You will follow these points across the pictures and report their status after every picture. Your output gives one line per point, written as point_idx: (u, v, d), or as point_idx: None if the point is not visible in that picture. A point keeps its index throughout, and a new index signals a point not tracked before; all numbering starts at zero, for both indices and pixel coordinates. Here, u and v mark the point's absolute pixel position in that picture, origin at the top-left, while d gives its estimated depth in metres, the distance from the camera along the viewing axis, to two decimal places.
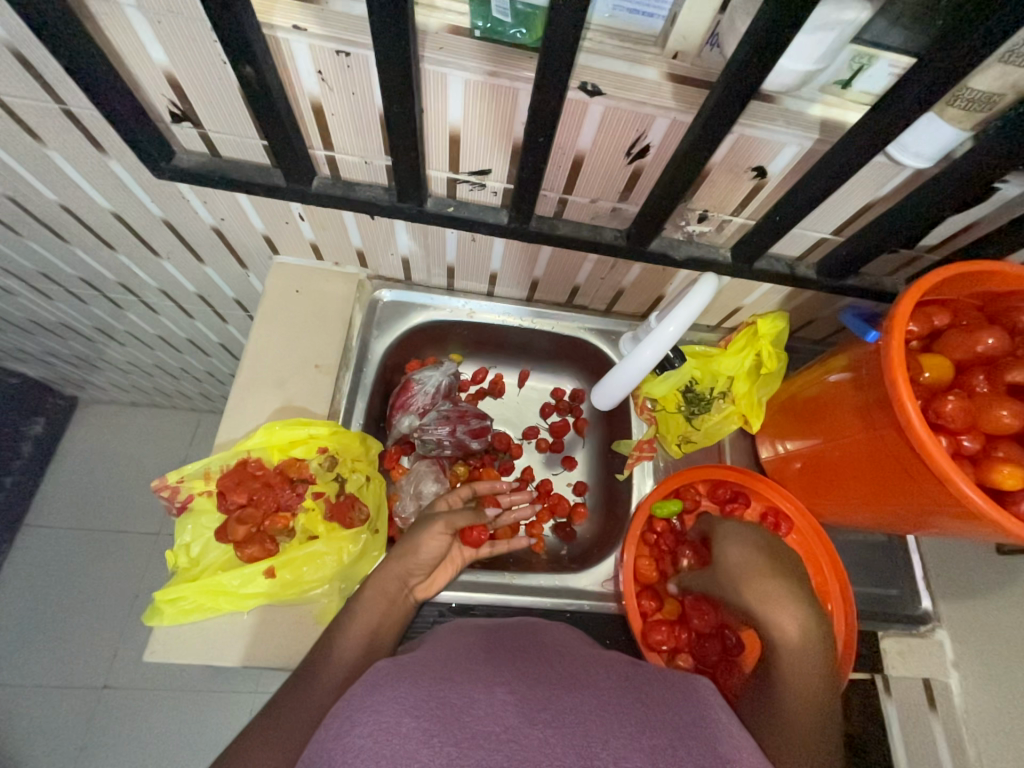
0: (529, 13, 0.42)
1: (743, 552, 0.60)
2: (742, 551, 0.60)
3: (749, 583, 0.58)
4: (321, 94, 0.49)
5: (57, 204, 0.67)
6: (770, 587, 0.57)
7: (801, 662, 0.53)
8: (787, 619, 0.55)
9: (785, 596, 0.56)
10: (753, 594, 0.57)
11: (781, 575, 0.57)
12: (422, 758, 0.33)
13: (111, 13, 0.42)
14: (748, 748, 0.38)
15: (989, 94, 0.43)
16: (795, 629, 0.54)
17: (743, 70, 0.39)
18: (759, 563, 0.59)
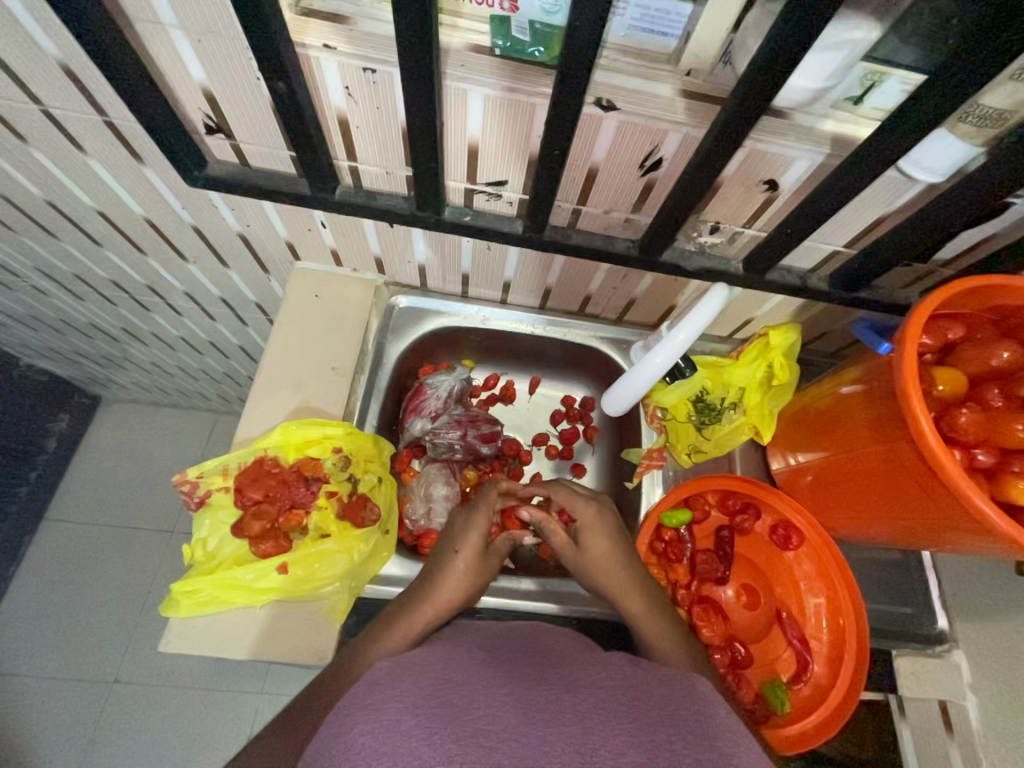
0: (548, 33, 0.44)
1: (603, 539, 0.61)
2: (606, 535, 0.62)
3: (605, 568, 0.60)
4: (347, 108, 0.51)
5: (94, 210, 0.71)
6: (620, 573, 0.60)
7: (664, 643, 0.56)
8: (640, 602, 0.59)
9: (634, 581, 0.60)
10: (613, 581, 0.60)
11: (631, 563, 0.61)
12: (420, 755, 0.33)
13: (155, 33, 0.45)
14: (733, 736, 0.38)
15: (1001, 111, 0.44)
16: (649, 614, 0.59)
17: (754, 87, 0.40)
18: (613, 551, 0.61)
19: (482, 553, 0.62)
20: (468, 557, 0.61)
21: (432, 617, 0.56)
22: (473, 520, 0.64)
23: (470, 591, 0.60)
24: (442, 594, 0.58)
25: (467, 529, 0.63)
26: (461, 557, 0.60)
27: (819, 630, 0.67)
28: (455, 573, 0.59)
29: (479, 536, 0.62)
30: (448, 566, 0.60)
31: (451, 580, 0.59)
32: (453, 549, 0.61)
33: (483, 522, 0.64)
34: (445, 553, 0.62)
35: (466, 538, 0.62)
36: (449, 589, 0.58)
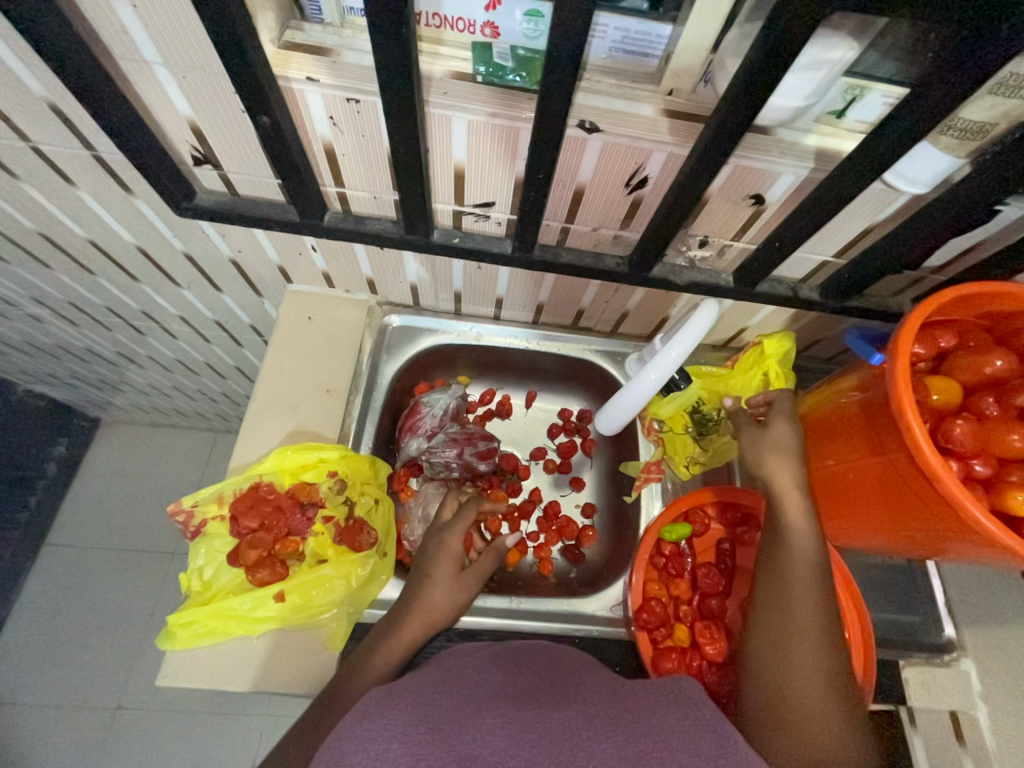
0: (529, 58, 0.45)
1: (791, 474, 0.58)
2: (790, 465, 0.59)
3: (788, 498, 0.57)
4: (333, 137, 0.51)
5: (86, 240, 0.71)
6: (799, 510, 0.56)
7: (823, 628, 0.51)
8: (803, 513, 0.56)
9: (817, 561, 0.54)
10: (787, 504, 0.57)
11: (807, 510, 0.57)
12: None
13: (140, 71, 0.46)
14: (715, 733, 0.37)
15: (982, 124, 0.43)
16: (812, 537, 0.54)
17: (733, 108, 0.41)
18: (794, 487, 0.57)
19: (454, 573, 0.62)
20: (440, 580, 0.60)
21: (415, 634, 0.57)
22: (441, 543, 0.63)
23: (455, 608, 0.60)
24: (422, 614, 0.58)
25: (438, 551, 0.63)
26: (435, 576, 0.61)
27: None
28: (432, 591, 0.60)
29: (447, 561, 0.62)
30: (423, 587, 0.60)
31: (427, 602, 0.59)
32: (425, 573, 0.61)
33: (452, 542, 0.63)
34: (422, 571, 0.62)
35: (436, 562, 0.62)
36: (429, 606, 0.59)
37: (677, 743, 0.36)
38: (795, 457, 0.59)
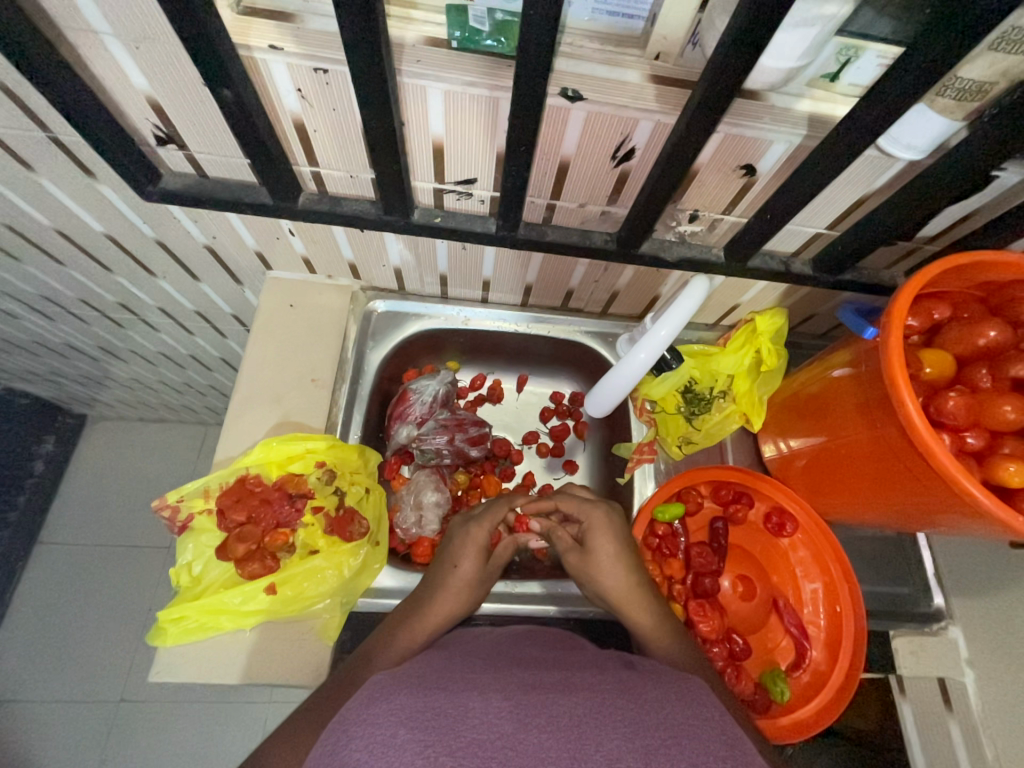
0: (508, 22, 0.42)
1: (609, 554, 0.58)
2: (615, 541, 0.59)
3: (613, 580, 0.57)
4: (303, 112, 0.49)
5: (52, 229, 0.68)
6: (630, 586, 0.57)
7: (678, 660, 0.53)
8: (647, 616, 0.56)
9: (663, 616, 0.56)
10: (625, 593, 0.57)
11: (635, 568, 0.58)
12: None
13: (89, 42, 0.43)
14: (725, 735, 0.38)
15: (981, 83, 0.42)
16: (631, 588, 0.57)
17: (722, 70, 0.38)
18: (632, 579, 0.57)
19: (482, 566, 0.61)
20: (471, 571, 0.59)
21: (438, 623, 0.57)
22: (473, 532, 0.62)
23: (472, 602, 0.60)
24: (447, 604, 0.57)
25: (468, 541, 0.61)
26: (463, 567, 0.59)
27: (816, 616, 0.67)
28: (461, 583, 0.58)
29: (477, 551, 0.61)
30: (452, 578, 0.59)
31: (454, 593, 0.58)
32: (452, 562, 0.60)
33: (484, 533, 0.62)
34: (448, 561, 0.61)
35: (466, 551, 0.61)
36: (456, 596, 0.58)
37: (687, 741, 0.36)
38: (618, 546, 0.59)
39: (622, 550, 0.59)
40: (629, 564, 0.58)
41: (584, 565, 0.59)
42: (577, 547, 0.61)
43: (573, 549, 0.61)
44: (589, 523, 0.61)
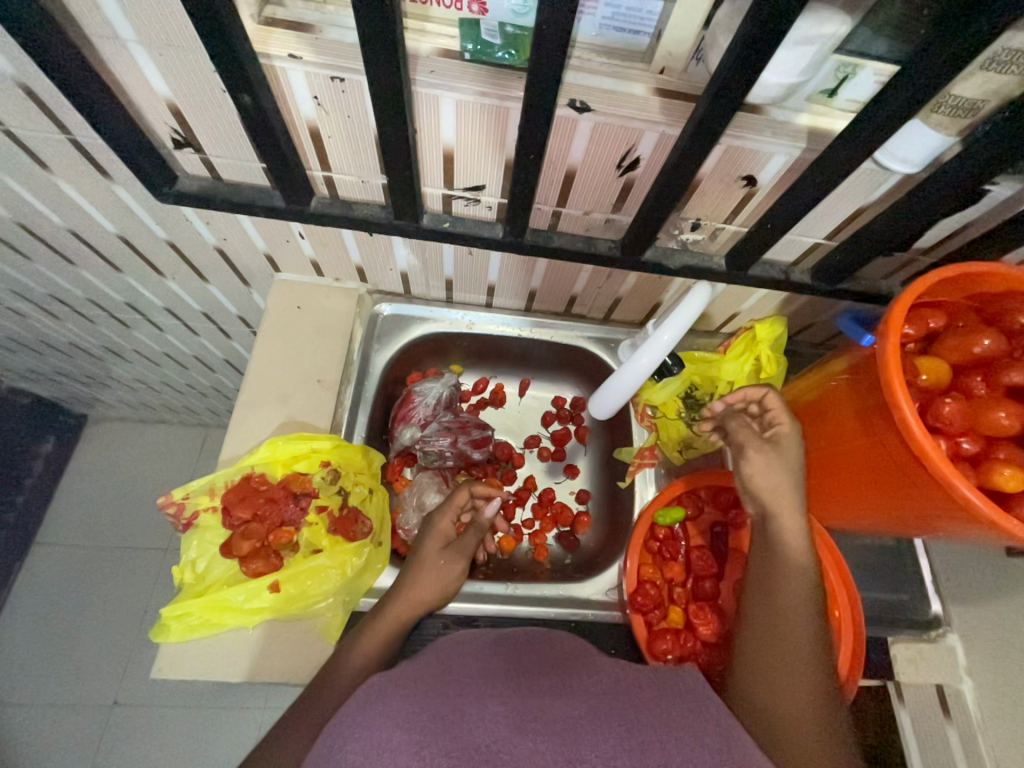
0: (517, 35, 0.44)
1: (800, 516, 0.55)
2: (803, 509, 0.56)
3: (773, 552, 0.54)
4: (318, 118, 0.50)
5: (65, 229, 0.69)
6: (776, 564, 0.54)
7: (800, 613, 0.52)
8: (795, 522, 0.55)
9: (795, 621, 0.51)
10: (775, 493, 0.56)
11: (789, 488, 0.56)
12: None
13: (114, 48, 0.44)
14: (723, 733, 0.38)
15: (972, 101, 0.44)
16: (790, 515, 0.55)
17: (725, 84, 0.40)
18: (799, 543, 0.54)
19: (444, 556, 0.62)
20: (432, 560, 0.61)
21: (398, 624, 0.57)
22: (433, 525, 0.64)
23: (438, 597, 0.60)
24: (404, 603, 0.58)
25: (427, 536, 0.63)
26: (422, 561, 0.61)
27: None
28: (418, 581, 0.59)
29: (438, 541, 0.63)
30: (410, 574, 0.60)
31: (415, 585, 0.59)
32: (416, 555, 0.62)
33: (444, 523, 0.64)
34: (409, 559, 0.62)
35: (427, 543, 0.63)
36: (420, 588, 0.59)
37: (684, 738, 0.37)
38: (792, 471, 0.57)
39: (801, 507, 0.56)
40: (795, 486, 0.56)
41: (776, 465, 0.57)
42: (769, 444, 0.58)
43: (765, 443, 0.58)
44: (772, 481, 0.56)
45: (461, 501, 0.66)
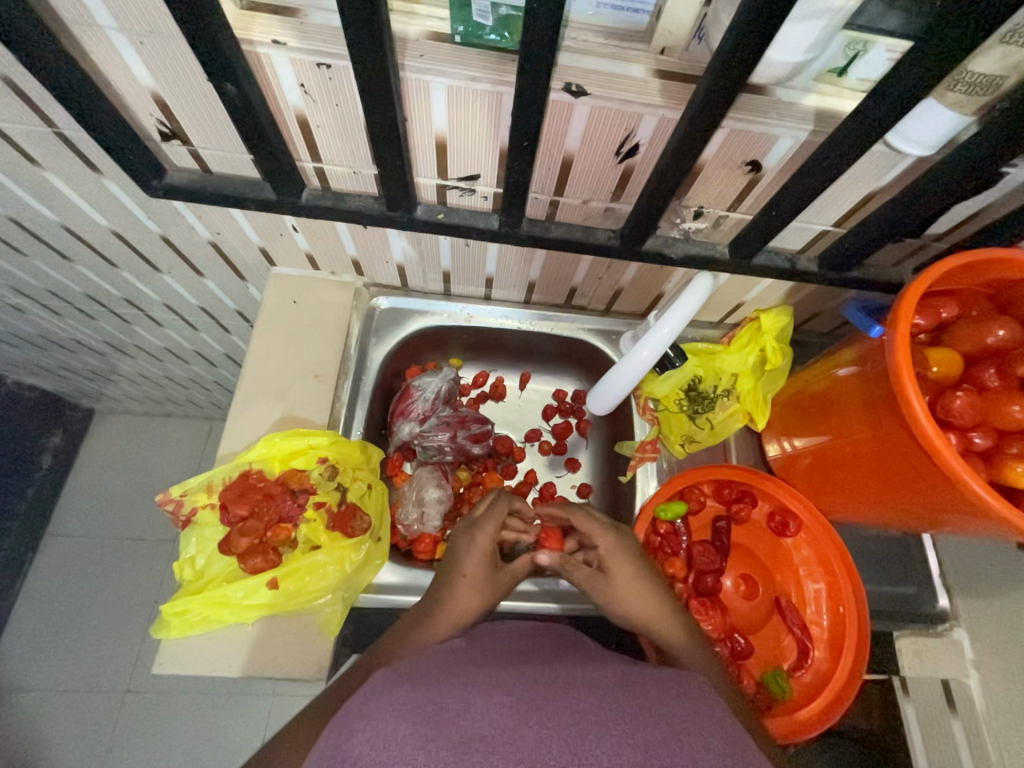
0: (511, 17, 0.42)
1: (633, 567, 0.58)
2: (632, 565, 0.59)
3: (644, 596, 0.56)
4: (306, 107, 0.49)
5: (58, 224, 0.68)
6: (657, 604, 0.56)
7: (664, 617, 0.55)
8: (617, 568, 0.58)
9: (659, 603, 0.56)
10: (609, 551, 0.59)
11: (638, 570, 0.58)
12: (417, 764, 0.32)
13: (93, 36, 0.43)
14: (728, 734, 0.37)
15: (992, 77, 0.41)
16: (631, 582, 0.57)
17: (728, 63, 0.38)
18: (639, 577, 0.58)
19: (490, 571, 0.59)
20: (477, 574, 0.58)
21: (445, 632, 0.53)
22: (477, 538, 0.61)
23: (482, 611, 0.57)
24: (451, 615, 0.54)
25: (468, 550, 0.60)
26: (466, 576, 0.57)
27: (819, 616, 0.67)
28: (462, 590, 0.56)
29: (481, 557, 0.59)
30: (448, 588, 0.57)
31: (464, 599, 0.56)
32: (457, 569, 0.58)
33: (487, 537, 0.61)
34: (446, 576, 0.59)
35: (471, 556, 0.59)
36: (461, 606, 0.55)
37: (688, 737, 0.36)
38: (632, 566, 0.58)
39: (642, 568, 0.59)
40: (621, 555, 0.59)
41: (604, 592, 0.58)
42: (596, 573, 0.59)
43: (592, 578, 0.59)
44: (604, 548, 0.60)
45: (607, 530, 0.61)
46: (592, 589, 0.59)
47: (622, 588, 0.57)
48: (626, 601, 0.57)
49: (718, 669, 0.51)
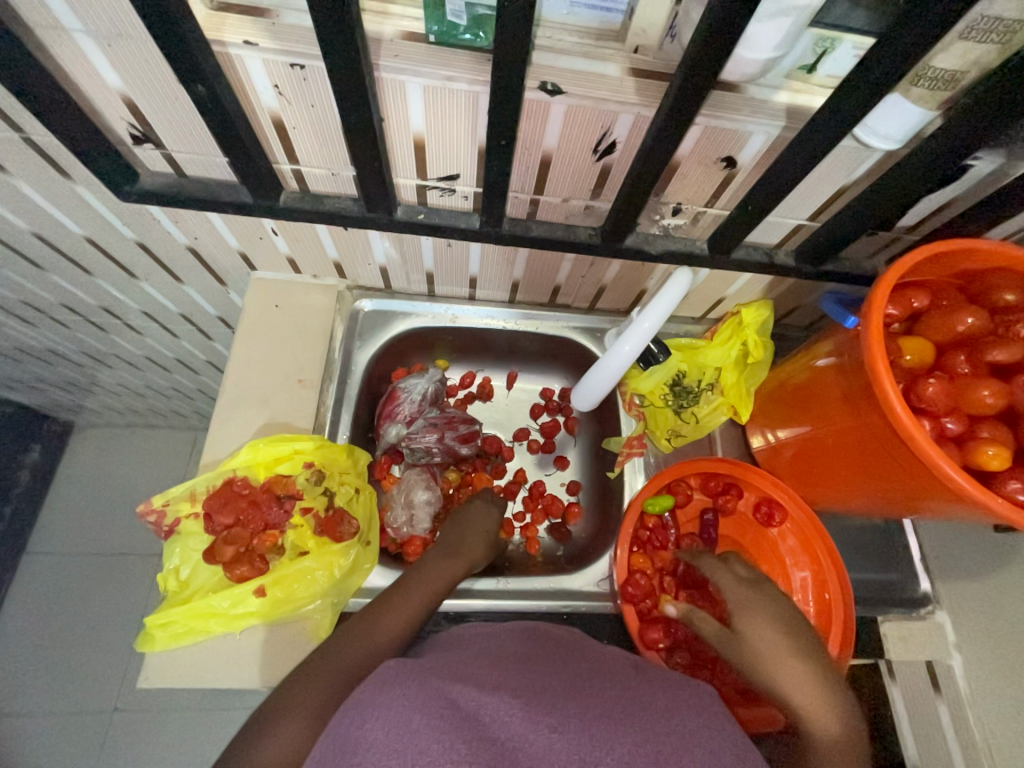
0: (485, 17, 0.42)
1: (772, 625, 0.51)
2: (769, 613, 0.52)
3: (763, 646, 0.50)
4: (281, 109, 0.48)
5: (29, 233, 0.67)
6: (791, 657, 0.49)
7: (800, 684, 0.47)
8: (748, 622, 0.52)
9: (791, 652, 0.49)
10: (736, 598, 0.55)
11: (780, 615, 0.52)
12: (431, 758, 0.32)
13: (59, 39, 0.42)
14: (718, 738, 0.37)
15: (953, 72, 0.42)
16: (769, 635, 0.51)
17: (697, 60, 0.38)
18: (785, 642, 0.50)
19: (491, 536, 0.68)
20: (482, 535, 0.67)
21: (426, 601, 0.56)
22: (490, 508, 0.72)
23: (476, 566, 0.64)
24: (450, 570, 0.61)
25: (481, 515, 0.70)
26: (476, 533, 0.67)
27: (806, 604, 0.68)
28: (472, 547, 0.65)
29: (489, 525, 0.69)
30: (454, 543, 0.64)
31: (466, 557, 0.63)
32: (467, 528, 0.67)
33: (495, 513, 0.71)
34: (453, 532, 0.66)
35: (482, 519, 0.69)
36: (461, 561, 0.62)
37: (697, 750, 0.36)
38: (776, 622, 0.52)
39: (789, 625, 0.51)
40: (792, 628, 0.51)
41: (733, 650, 0.52)
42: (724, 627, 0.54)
43: (721, 632, 0.54)
44: (733, 599, 0.55)
45: (740, 582, 0.56)
46: (721, 647, 0.53)
47: (761, 645, 0.50)
48: (763, 661, 0.49)
49: (830, 719, 0.45)
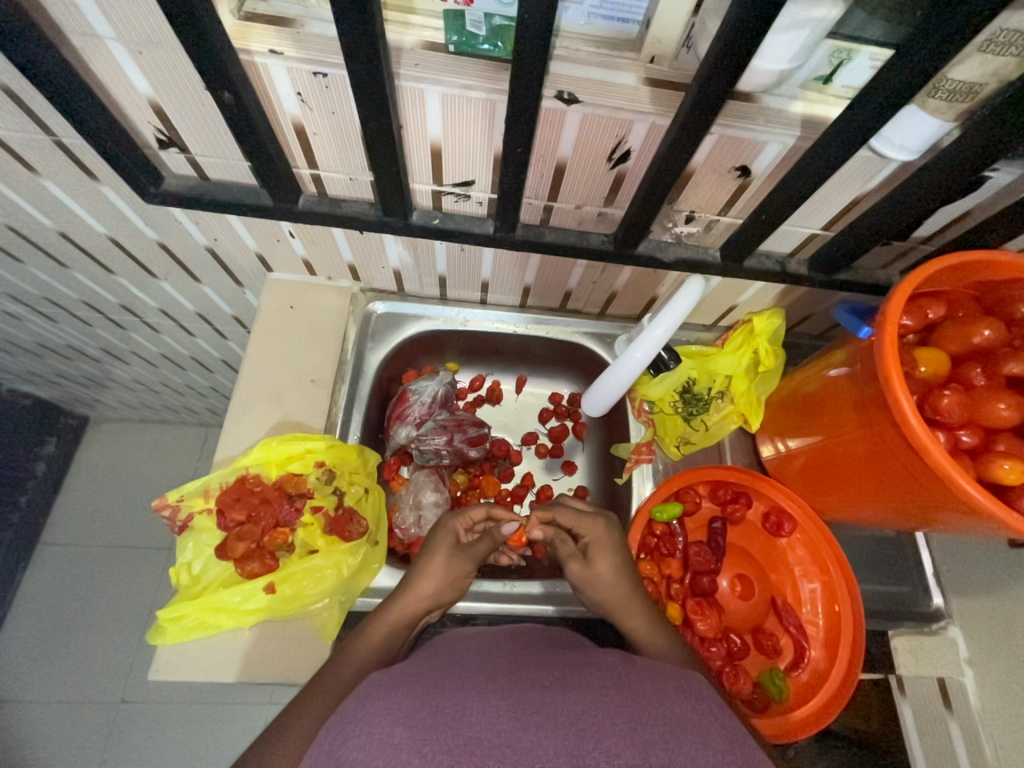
0: (504, 27, 0.43)
1: (615, 566, 0.59)
2: (616, 555, 0.60)
3: (614, 580, 0.58)
4: (303, 115, 0.50)
5: (55, 232, 0.68)
6: (626, 588, 0.58)
7: (629, 606, 0.58)
8: (607, 561, 0.59)
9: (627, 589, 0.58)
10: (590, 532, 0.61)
11: (625, 558, 0.60)
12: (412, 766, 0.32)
13: (92, 45, 0.43)
14: (725, 731, 0.37)
15: (971, 84, 0.42)
16: (618, 577, 0.59)
17: (714, 70, 0.39)
18: (622, 581, 0.58)
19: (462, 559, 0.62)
20: (446, 566, 0.61)
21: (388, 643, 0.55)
22: (450, 533, 0.63)
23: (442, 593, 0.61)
24: (408, 604, 0.58)
25: (439, 537, 0.63)
26: (433, 565, 0.61)
27: (815, 616, 0.68)
28: (426, 579, 0.60)
29: (446, 552, 0.62)
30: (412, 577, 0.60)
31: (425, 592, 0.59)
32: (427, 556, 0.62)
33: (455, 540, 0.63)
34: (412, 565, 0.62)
35: (440, 543, 0.62)
36: (415, 597, 0.59)
37: (688, 737, 0.36)
38: (618, 562, 0.59)
39: (625, 566, 0.59)
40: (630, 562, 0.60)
41: (582, 577, 0.60)
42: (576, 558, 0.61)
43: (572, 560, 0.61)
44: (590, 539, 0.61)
45: (596, 520, 0.61)
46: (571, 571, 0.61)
47: (604, 579, 0.58)
48: (607, 593, 0.58)
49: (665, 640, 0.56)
